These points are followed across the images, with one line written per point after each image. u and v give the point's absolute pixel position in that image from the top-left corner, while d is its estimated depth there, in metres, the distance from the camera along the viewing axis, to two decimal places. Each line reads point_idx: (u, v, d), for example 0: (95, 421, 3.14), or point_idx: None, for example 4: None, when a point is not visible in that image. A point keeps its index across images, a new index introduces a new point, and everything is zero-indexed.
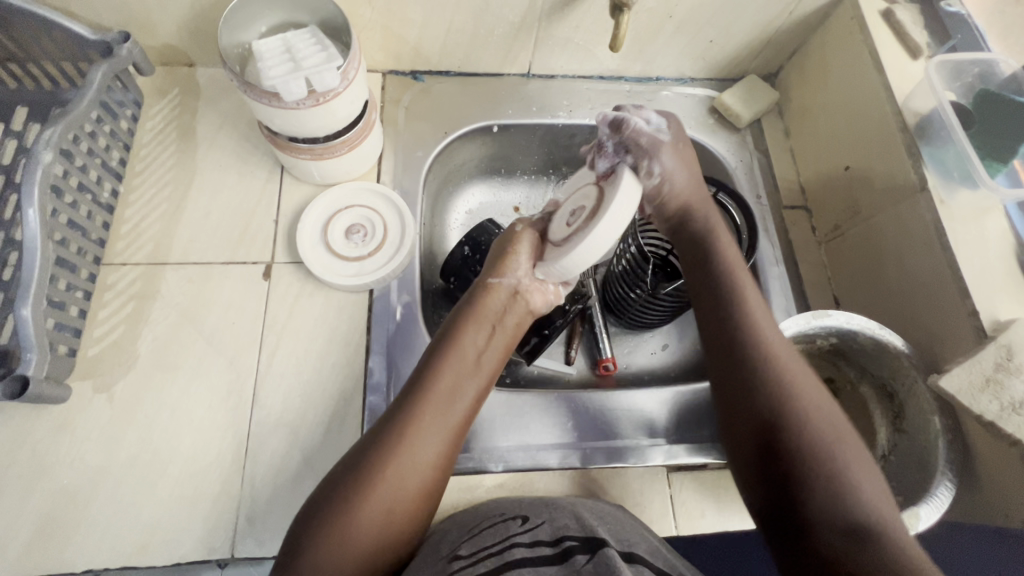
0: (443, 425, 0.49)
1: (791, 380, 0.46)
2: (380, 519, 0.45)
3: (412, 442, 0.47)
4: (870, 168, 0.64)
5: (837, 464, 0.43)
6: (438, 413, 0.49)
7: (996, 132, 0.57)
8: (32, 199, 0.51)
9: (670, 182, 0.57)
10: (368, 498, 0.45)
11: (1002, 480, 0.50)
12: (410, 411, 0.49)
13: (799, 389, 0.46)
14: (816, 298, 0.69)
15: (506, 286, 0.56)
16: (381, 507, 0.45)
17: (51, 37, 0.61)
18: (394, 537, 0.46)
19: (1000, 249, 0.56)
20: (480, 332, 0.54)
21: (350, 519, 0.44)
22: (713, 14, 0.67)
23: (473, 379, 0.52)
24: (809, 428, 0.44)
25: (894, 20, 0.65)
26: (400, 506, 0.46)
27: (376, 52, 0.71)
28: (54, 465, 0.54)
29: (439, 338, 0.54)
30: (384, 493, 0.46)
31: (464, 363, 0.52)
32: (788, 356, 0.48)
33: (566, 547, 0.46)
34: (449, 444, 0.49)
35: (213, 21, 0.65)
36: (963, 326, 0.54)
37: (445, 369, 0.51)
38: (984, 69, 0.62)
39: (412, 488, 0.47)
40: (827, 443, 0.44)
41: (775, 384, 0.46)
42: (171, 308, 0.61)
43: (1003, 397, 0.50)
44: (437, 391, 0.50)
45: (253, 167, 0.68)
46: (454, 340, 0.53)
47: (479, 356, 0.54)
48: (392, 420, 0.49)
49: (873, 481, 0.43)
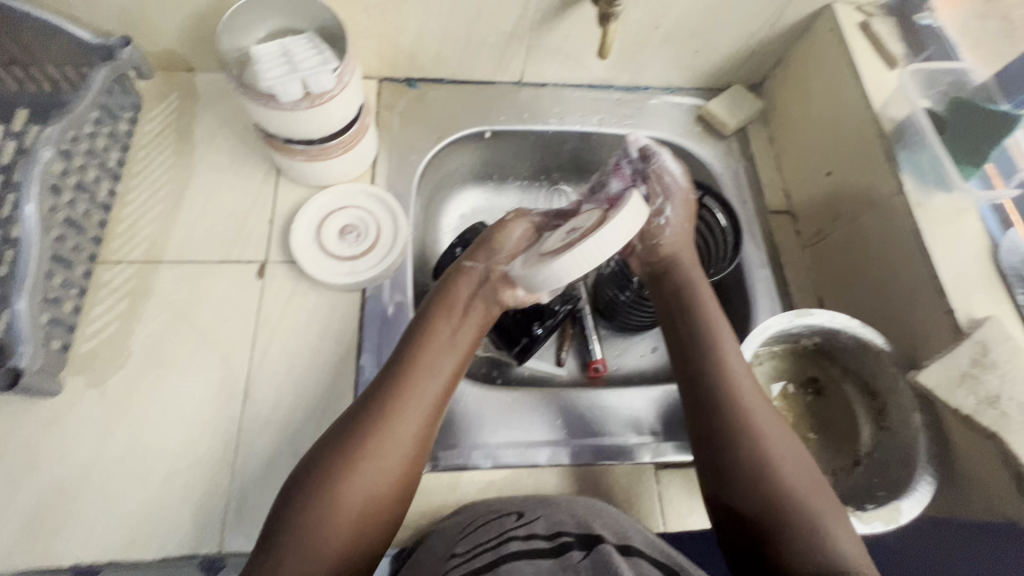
0: (418, 408, 0.50)
1: (754, 414, 0.51)
2: (360, 507, 0.46)
3: (387, 428, 0.48)
4: (851, 173, 0.66)
5: (800, 494, 0.48)
6: (412, 398, 0.51)
7: (970, 138, 0.59)
8: (32, 195, 0.52)
9: (657, 235, 0.61)
10: (346, 485, 0.46)
11: (982, 475, 0.51)
12: (385, 404, 0.50)
13: (762, 422, 0.51)
14: (801, 300, 0.70)
15: (480, 271, 0.58)
16: (359, 494, 0.46)
17: (54, 41, 0.62)
18: (376, 525, 0.47)
19: (975, 250, 0.58)
20: (453, 318, 0.56)
21: (330, 507, 0.45)
22: (698, 25, 0.70)
23: (448, 363, 0.54)
24: (771, 463, 0.49)
25: (871, 32, 0.67)
26: (379, 493, 0.47)
27: (371, 59, 0.73)
28: (44, 459, 0.54)
29: (411, 330, 0.55)
30: (361, 480, 0.46)
31: (436, 354, 0.53)
32: (756, 395, 0.53)
33: (562, 542, 0.47)
34: (425, 428, 0.50)
35: (213, 27, 0.66)
36: (941, 324, 0.56)
37: (419, 357, 0.53)
38: (958, 77, 0.64)
39: (390, 473, 0.48)
40: (793, 475, 0.49)
41: (745, 420, 0.51)
42: (165, 306, 0.61)
43: (979, 392, 0.51)
44: (410, 377, 0.51)
45: (249, 169, 0.69)
46: (426, 334, 0.55)
47: (451, 341, 0.55)
48: (367, 412, 0.49)
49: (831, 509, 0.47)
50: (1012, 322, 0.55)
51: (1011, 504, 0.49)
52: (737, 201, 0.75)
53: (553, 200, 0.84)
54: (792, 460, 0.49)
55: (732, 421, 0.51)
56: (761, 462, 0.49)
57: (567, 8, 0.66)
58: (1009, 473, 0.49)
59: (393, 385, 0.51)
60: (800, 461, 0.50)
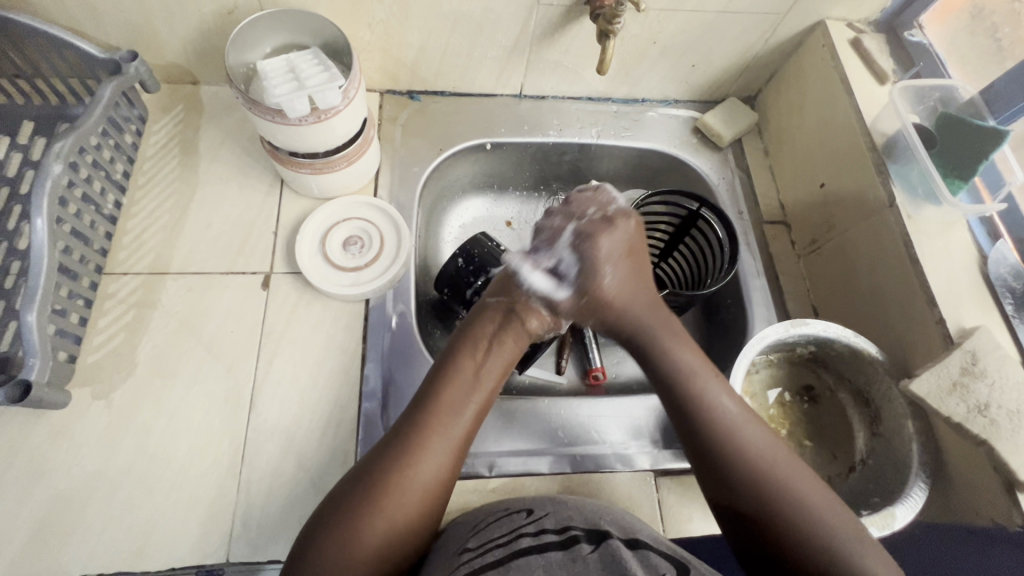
0: (446, 440, 0.50)
1: (749, 442, 0.49)
2: (384, 537, 0.46)
3: (415, 460, 0.49)
4: (844, 186, 0.68)
5: (807, 510, 0.46)
6: (440, 431, 0.50)
7: (959, 152, 0.61)
8: (42, 209, 0.52)
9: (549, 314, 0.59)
10: (373, 514, 0.46)
11: (972, 480, 0.52)
12: (413, 433, 0.50)
13: (757, 452, 0.49)
14: (796, 309, 0.72)
15: (503, 306, 0.58)
16: (385, 525, 0.47)
17: (61, 55, 0.63)
18: (398, 554, 0.47)
19: (964, 261, 0.59)
20: (479, 350, 0.56)
21: (355, 535, 0.45)
22: (694, 41, 0.71)
23: (476, 396, 0.54)
24: (776, 491, 0.47)
25: (862, 48, 0.69)
26: (404, 523, 0.47)
27: (374, 72, 0.74)
28: (51, 470, 0.55)
29: (439, 359, 0.56)
30: (388, 511, 0.47)
31: (463, 383, 0.53)
32: (747, 424, 0.50)
33: (571, 535, 0.48)
34: (452, 460, 0.50)
35: (218, 41, 0.67)
36: (932, 333, 0.57)
37: (448, 389, 0.53)
38: (945, 94, 0.66)
39: (415, 504, 0.48)
40: (800, 496, 0.47)
41: (741, 454, 0.48)
42: (171, 317, 0.62)
43: (969, 399, 0.52)
44: (438, 410, 0.51)
45: (253, 180, 0.70)
46: (450, 362, 0.55)
47: (478, 373, 0.54)
48: (395, 441, 0.50)
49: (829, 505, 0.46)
50: (1001, 331, 0.57)
51: (1001, 508, 0.50)
52: (733, 212, 0.77)
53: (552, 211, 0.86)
54: (797, 478, 0.47)
55: (727, 461, 0.48)
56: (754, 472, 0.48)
57: (567, 24, 0.68)
58: (999, 478, 0.50)
59: (422, 418, 0.51)
60: (806, 480, 0.48)
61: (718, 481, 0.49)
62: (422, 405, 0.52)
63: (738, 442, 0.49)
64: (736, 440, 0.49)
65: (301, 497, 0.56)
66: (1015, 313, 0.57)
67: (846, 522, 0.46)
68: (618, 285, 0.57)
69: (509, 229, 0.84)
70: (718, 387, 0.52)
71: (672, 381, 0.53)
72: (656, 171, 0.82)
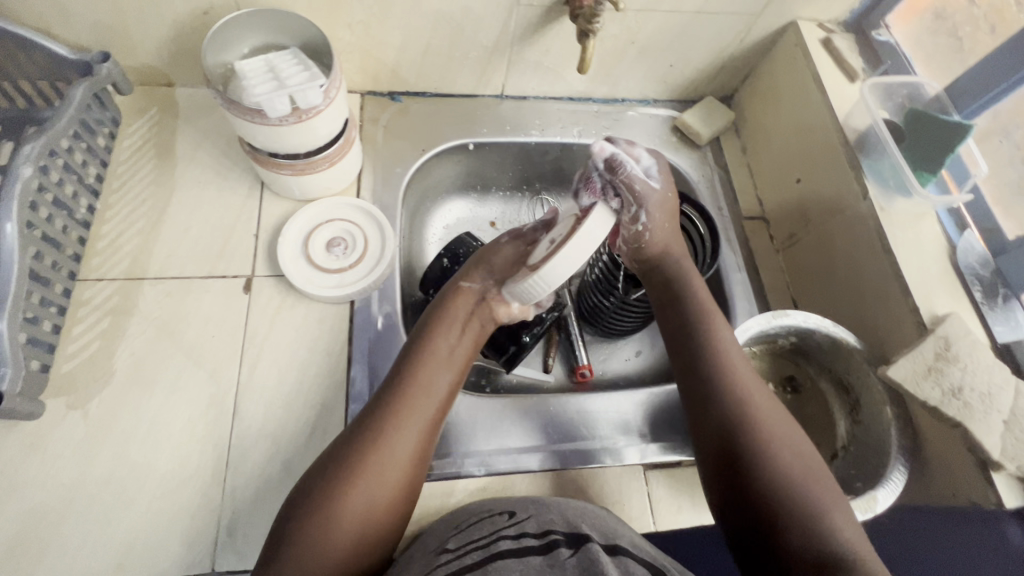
0: (419, 418, 0.51)
1: (746, 387, 0.52)
2: (361, 519, 0.46)
3: (387, 441, 0.48)
4: (819, 181, 0.70)
5: (812, 496, 0.47)
6: (412, 411, 0.51)
7: (926, 146, 0.64)
8: (10, 213, 0.51)
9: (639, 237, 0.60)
10: (348, 495, 0.46)
11: (948, 462, 0.54)
12: (385, 413, 0.50)
13: (763, 412, 0.51)
14: (776, 301, 0.73)
15: (474, 292, 0.60)
16: (362, 505, 0.46)
17: (29, 56, 0.61)
18: (375, 534, 0.46)
19: (934, 250, 0.61)
20: (454, 331, 0.58)
21: (331, 517, 0.45)
22: (672, 41, 0.73)
23: (446, 375, 0.55)
24: (766, 441, 0.49)
25: (833, 47, 0.72)
26: (380, 502, 0.47)
27: (355, 73, 0.73)
28: (25, 483, 0.53)
29: (410, 339, 0.57)
30: (363, 491, 0.46)
31: (434, 360, 0.55)
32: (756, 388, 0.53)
33: (551, 539, 0.48)
34: (422, 441, 0.51)
35: (193, 42, 0.66)
36: (906, 321, 0.59)
37: (421, 370, 0.53)
38: (912, 90, 0.69)
39: (391, 487, 0.47)
40: (789, 456, 0.49)
41: (744, 412, 0.51)
42: (149, 323, 0.60)
43: (943, 383, 0.54)
44: (411, 390, 0.52)
45: (232, 183, 0.69)
46: (424, 342, 0.56)
47: (451, 353, 0.56)
48: (365, 421, 0.50)
49: (839, 510, 0.46)
50: (970, 317, 0.59)
51: (975, 487, 0.52)
52: (713, 208, 0.78)
53: (535, 211, 0.86)
54: (788, 441, 0.49)
55: (730, 404, 0.51)
56: (762, 446, 0.49)
57: (547, 24, 0.69)
58: (973, 458, 0.52)
59: (394, 400, 0.51)
60: (800, 443, 0.50)
61: (713, 425, 0.51)
62: (391, 388, 0.52)
63: (744, 396, 0.52)
64: (742, 398, 0.52)
65: (288, 503, 0.55)
66: (984, 300, 0.60)
67: (829, 490, 0.48)
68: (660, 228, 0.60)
69: (493, 229, 0.84)
70: (736, 350, 0.56)
71: (697, 332, 0.56)
72: None
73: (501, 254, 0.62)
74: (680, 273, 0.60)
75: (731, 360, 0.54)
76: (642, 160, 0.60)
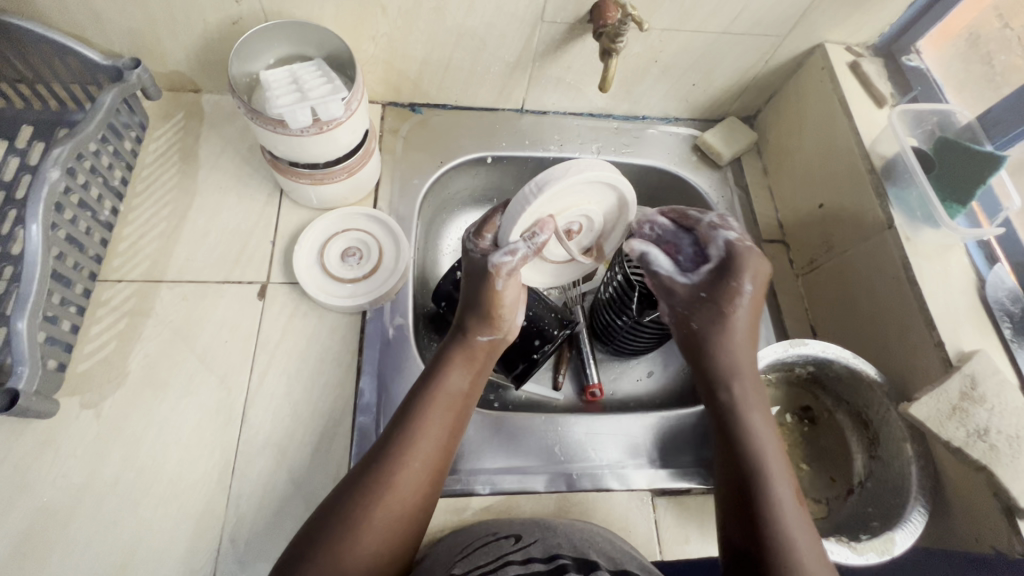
0: (426, 462, 0.49)
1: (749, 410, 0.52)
2: (369, 562, 0.45)
3: (395, 482, 0.47)
4: (843, 206, 0.68)
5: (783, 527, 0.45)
6: (420, 454, 0.49)
7: (957, 177, 0.62)
8: (36, 216, 0.52)
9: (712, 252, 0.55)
10: (360, 535, 0.45)
11: (973, 505, 0.52)
12: (397, 455, 0.48)
13: (788, 523, 0.45)
14: (794, 329, 0.72)
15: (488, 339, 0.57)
16: (371, 546, 0.45)
17: (64, 62, 0.63)
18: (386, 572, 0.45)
19: (962, 285, 0.60)
20: (460, 377, 0.54)
21: (343, 560, 0.44)
22: (696, 61, 0.72)
23: (454, 420, 0.52)
24: (777, 526, 0.45)
25: (861, 72, 0.70)
26: (390, 543, 0.46)
27: (377, 84, 0.74)
28: (36, 479, 0.53)
29: (424, 378, 0.54)
30: (372, 536, 0.45)
31: (452, 405, 0.53)
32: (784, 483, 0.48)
33: (558, 564, 0.46)
34: (431, 484, 0.49)
35: (221, 51, 0.67)
36: (930, 357, 0.57)
37: (431, 410, 0.51)
38: (942, 118, 0.67)
39: (401, 527, 0.47)
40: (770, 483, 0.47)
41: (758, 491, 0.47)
42: (164, 326, 0.61)
43: (968, 424, 0.52)
44: (417, 435, 0.50)
45: (253, 189, 0.70)
46: (440, 382, 0.53)
47: (455, 398, 0.53)
48: (378, 462, 0.48)
49: (809, 549, 0.44)
50: (999, 355, 0.57)
51: (999, 534, 0.50)
52: None
53: None
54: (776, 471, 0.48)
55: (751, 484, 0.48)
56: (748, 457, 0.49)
57: (569, 41, 0.68)
58: (998, 504, 0.50)
59: (399, 445, 0.49)
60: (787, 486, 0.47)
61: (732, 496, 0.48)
62: (393, 431, 0.50)
63: (790, 544, 0.44)
64: (762, 488, 0.47)
65: (291, 513, 0.55)
66: (1013, 336, 0.58)
67: (804, 528, 0.45)
68: (755, 290, 0.54)
69: None
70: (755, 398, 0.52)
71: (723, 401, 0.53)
72: (656, 188, 0.82)
73: (508, 299, 0.56)
74: (729, 360, 0.53)
75: (778, 491, 0.47)
76: (712, 248, 0.55)
